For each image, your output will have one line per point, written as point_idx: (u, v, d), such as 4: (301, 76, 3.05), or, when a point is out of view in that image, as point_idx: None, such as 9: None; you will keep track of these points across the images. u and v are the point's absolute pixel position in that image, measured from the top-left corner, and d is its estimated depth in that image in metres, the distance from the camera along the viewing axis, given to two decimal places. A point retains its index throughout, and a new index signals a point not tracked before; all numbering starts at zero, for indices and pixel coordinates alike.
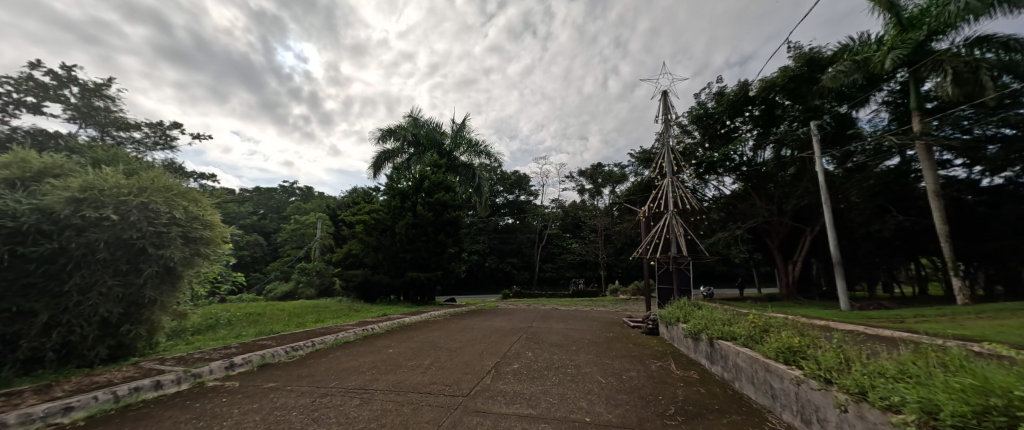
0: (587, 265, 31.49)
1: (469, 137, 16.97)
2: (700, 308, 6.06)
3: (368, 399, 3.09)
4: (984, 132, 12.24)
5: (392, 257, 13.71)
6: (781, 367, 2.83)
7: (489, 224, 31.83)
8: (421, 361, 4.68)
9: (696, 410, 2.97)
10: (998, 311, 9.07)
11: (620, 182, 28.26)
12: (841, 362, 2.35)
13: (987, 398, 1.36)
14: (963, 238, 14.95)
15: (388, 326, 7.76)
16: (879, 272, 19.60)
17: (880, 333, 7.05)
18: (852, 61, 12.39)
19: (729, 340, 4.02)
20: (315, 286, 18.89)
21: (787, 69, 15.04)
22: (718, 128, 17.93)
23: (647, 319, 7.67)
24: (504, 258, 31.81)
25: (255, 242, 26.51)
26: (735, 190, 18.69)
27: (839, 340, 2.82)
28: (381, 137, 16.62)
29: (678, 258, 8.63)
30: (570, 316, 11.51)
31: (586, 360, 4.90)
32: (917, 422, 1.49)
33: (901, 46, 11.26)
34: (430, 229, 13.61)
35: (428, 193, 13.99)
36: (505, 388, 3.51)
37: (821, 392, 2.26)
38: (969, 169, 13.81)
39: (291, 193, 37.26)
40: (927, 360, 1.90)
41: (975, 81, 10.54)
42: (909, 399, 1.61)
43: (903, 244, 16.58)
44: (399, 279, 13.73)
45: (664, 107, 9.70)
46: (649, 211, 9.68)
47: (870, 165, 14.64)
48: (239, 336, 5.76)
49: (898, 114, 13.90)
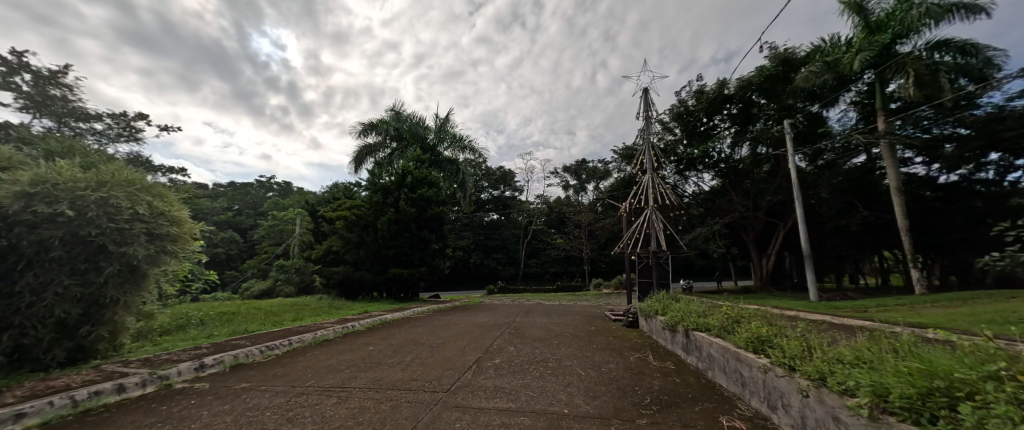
0: (571, 260, 31.81)
1: (453, 132, 16.76)
2: (678, 300, 6.23)
3: (345, 397, 3.05)
4: (942, 132, 13.00)
5: (374, 253, 13.50)
6: (750, 355, 2.94)
7: (475, 219, 31.71)
8: (402, 357, 4.63)
9: (671, 399, 3.05)
10: (955, 300, 9.60)
11: (603, 179, 28.65)
12: (804, 349, 2.47)
13: (931, 380, 1.45)
14: (922, 231, 15.90)
15: (369, 323, 7.63)
16: (846, 265, 20.64)
17: (843, 322, 7.42)
18: (822, 62, 12.95)
19: (703, 331, 4.15)
20: (295, 283, 18.38)
21: (764, 68, 15.57)
22: (698, 125, 18.28)
23: (628, 312, 7.83)
24: (488, 254, 31.91)
25: (230, 239, 25.51)
26: (713, 186, 19.18)
27: (802, 329, 2.95)
28: (363, 131, 16.31)
29: (658, 253, 8.78)
30: (554, 311, 11.59)
31: (566, 353, 4.96)
32: (869, 406, 1.60)
33: (868, 48, 11.80)
34: (414, 225, 13.45)
35: (412, 188, 13.79)
36: (486, 382, 3.52)
37: (785, 379, 2.37)
38: (928, 167, 14.65)
39: (268, 188, 35.91)
40: (881, 346, 2.00)
41: (934, 83, 11.19)
42: (863, 383, 1.70)
43: (868, 237, 17.51)
44: (381, 276, 13.51)
45: (646, 105, 9.83)
46: (630, 207, 9.83)
47: (839, 162, 15.34)
48: (212, 336, 5.58)
49: (865, 113, 14.53)
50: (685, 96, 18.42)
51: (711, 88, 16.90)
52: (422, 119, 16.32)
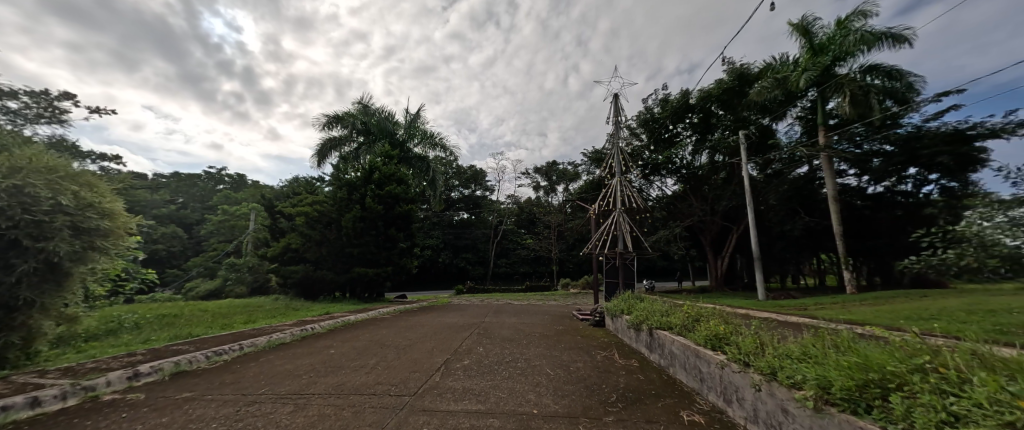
0: (540, 261, 32.20)
1: (423, 128, 16.37)
2: (642, 300, 6.47)
3: (303, 404, 2.87)
4: (871, 147, 14.50)
5: (337, 251, 12.93)
6: (708, 352, 3.11)
7: (444, 218, 31.22)
8: (365, 360, 4.44)
9: (636, 396, 3.16)
10: (879, 299, 10.75)
11: (573, 181, 29.26)
12: (757, 345, 2.63)
13: (866, 373, 1.60)
14: (853, 237, 17.65)
15: (331, 325, 7.27)
16: (789, 266, 22.48)
17: (787, 319, 8.07)
18: (773, 79, 14.01)
19: (665, 330, 4.33)
20: (248, 283, 17.16)
21: (722, 81, 16.60)
22: (662, 132, 19.13)
23: (594, 311, 8.03)
24: (457, 254, 31.56)
25: (172, 234, 23.32)
26: (676, 190, 20.15)
27: (755, 326, 3.16)
28: (327, 123, 15.54)
29: (624, 253, 9.09)
30: (522, 310, 11.68)
31: (536, 353, 5.00)
32: (813, 397, 1.74)
33: (812, 68, 12.92)
34: (381, 223, 13.00)
35: (380, 185, 13.32)
36: (455, 384, 3.46)
37: (740, 374, 2.52)
38: (859, 179, 16.27)
39: (219, 180, 33.25)
40: (824, 342, 2.17)
41: (866, 103, 12.45)
42: (809, 377, 1.84)
43: (808, 242, 19.17)
44: (344, 275, 12.95)
45: (615, 110, 10.13)
46: (598, 209, 10.09)
47: (786, 172, 16.67)
48: (149, 341, 5.06)
49: (809, 127, 15.88)
50: (651, 103, 19.21)
51: (675, 97, 17.76)
52: (391, 114, 15.80)
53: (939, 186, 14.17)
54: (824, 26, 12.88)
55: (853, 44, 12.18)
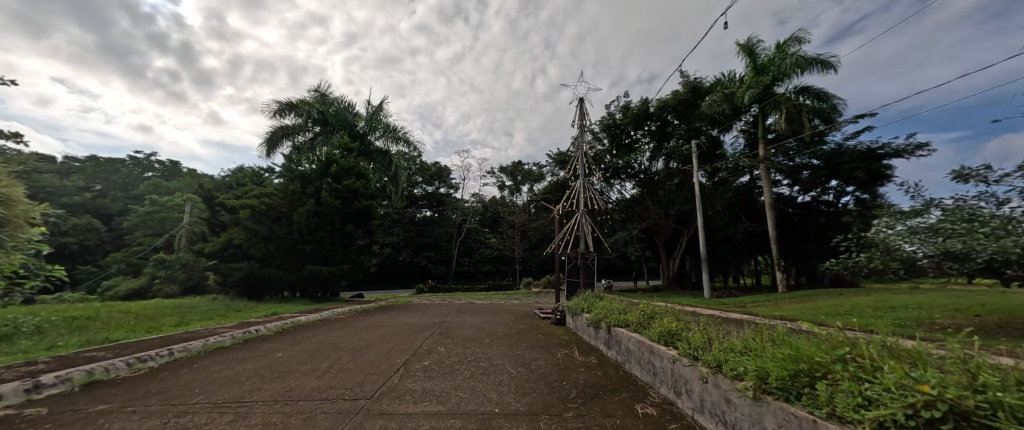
0: (504, 260, 32.31)
1: (386, 122, 15.75)
2: (602, 298, 6.70)
3: (245, 412, 2.65)
4: (801, 161, 16.17)
5: (287, 248, 12.05)
6: (662, 348, 3.28)
7: (406, 215, 30.28)
8: (317, 363, 4.18)
9: (595, 392, 3.26)
10: (806, 297, 11.99)
11: (537, 181, 29.67)
12: (704, 341, 2.83)
13: (798, 363, 1.77)
14: (785, 241, 19.58)
15: (278, 326, 6.77)
16: (731, 267, 24.46)
17: (730, 315, 8.77)
18: (722, 94, 15.16)
19: (623, 327, 4.52)
20: (181, 282, 15.51)
21: (678, 93, 17.67)
22: (623, 138, 19.98)
23: (556, 310, 8.22)
24: (418, 252, 30.75)
25: (86, 226, 20.43)
26: (634, 194, 21.12)
27: (703, 323, 3.40)
28: (279, 110, 14.47)
29: (586, 254, 9.38)
30: (484, 309, 11.66)
31: (497, 352, 5.01)
32: (753, 387, 1.89)
33: (755, 86, 14.14)
34: (338, 218, 12.36)
35: (337, 178, 12.66)
36: (414, 386, 3.37)
37: (689, 368, 2.69)
38: (791, 189, 18.09)
39: (147, 167, 29.64)
40: (763, 336, 2.38)
41: (799, 121, 13.87)
42: (749, 368, 2.01)
43: (748, 245, 20.98)
44: (295, 273, 12.13)
45: (580, 114, 10.41)
46: (562, 209, 10.32)
47: (731, 180, 18.11)
48: (55, 348, 4.40)
49: (751, 140, 17.37)
50: (613, 110, 19.99)
51: (636, 105, 18.64)
52: (352, 105, 15.04)
53: (854, 197, 16.15)
54: (766, 48, 14.14)
55: (790, 67, 13.51)
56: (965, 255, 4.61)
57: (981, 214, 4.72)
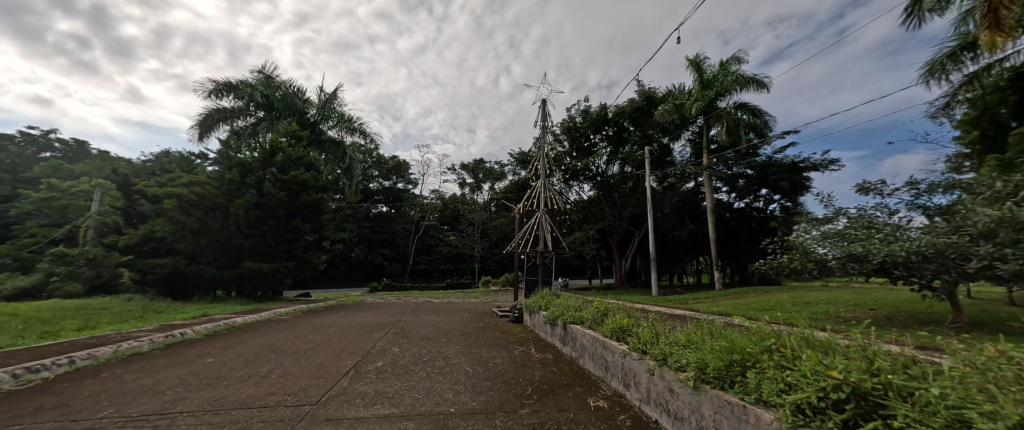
0: (462, 258, 31.96)
1: (341, 111, 14.87)
2: (558, 296, 6.86)
3: (167, 425, 2.37)
4: (738, 170, 17.77)
5: (221, 243, 10.93)
6: (614, 343, 3.43)
7: (360, 210, 28.82)
8: (255, 369, 3.85)
9: (550, 388, 3.33)
10: (738, 294, 13.21)
11: (499, 180, 29.70)
12: (652, 335, 3.01)
13: (732, 354, 1.94)
14: (723, 243, 21.42)
15: (209, 329, 6.11)
16: (676, 267, 26.28)
17: (674, 312, 9.43)
18: (673, 104, 16.22)
19: (577, 323, 4.67)
20: (86, 280, 13.45)
21: (634, 101, 18.62)
22: (583, 141, 20.66)
23: (514, 308, 8.30)
24: (373, 249, 29.45)
25: None
26: (591, 196, 21.90)
27: (651, 319, 3.60)
28: (216, 90, 13.11)
29: (544, 253, 9.58)
30: (441, 308, 11.48)
31: (454, 351, 4.95)
32: (694, 377, 2.06)
33: (701, 99, 15.31)
34: (283, 212, 11.47)
35: (282, 168, 11.76)
36: (365, 388, 3.23)
37: (638, 361, 2.85)
38: (729, 195, 19.81)
39: (42, 147, 25.24)
40: (703, 330, 2.58)
41: (737, 133, 15.23)
42: (691, 360, 2.17)
43: (691, 246, 22.68)
44: (231, 271, 11.06)
45: (543, 115, 10.58)
46: (523, 209, 10.44)
47: (678, 185, 19.42)
48: None
49: (696, 149, 18.77)
50: (574, 113, 20.59)
51: (595, 110, 19.36)
52: (302, 90, 14.01)
53: (779, 205, 18.08)
54: (711, 65, 15.34)
55: (730, 84, 14.78)
56: (864, 256, 5.36)
57: (877, 224, 5.71)
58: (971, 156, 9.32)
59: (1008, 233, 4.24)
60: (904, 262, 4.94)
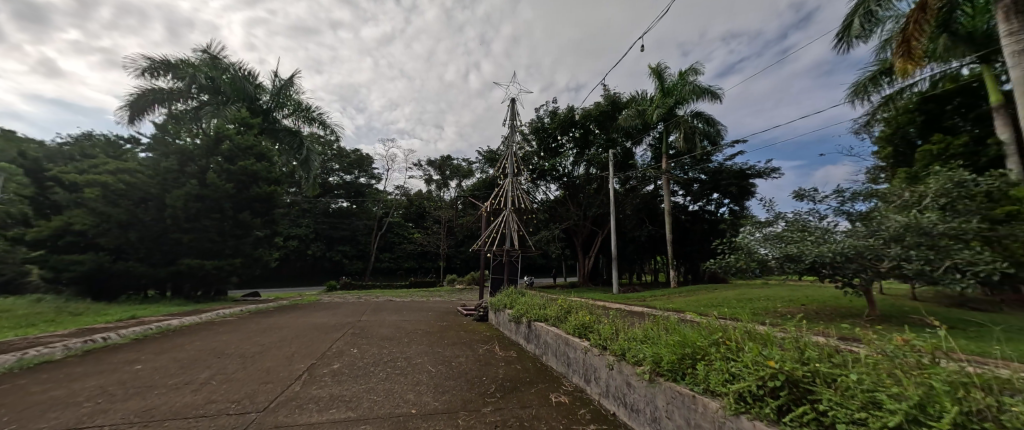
0: (427, 256, 31.31)
1: (298, 99, 13.98)
2: (523, 295, 6.93)
3: None
4: (693, 175, 18.88)
5: (155, 238, 9.88)
6: (576, 339, 3.52)
7: (317, 205, 27.28)
8: (193, 375, 3.52)
9: (513, 385, 3.36)
10: (690, 292, 14.09)
11: (466, 177, 29.39)
12: (612, 331, 3.12)
13: (684, 347, 2.06)
14: (678, 243, 22.71)
15: (139, 333, 5.51)
16: (636, 266, 27.51)
17: (632, 309, 9.86)
18: (636, 110, 16.91)
19: (541, 321, 4.75)
20: None
21: (600, 104, 19.20)
22: (550, 141, 20.99)
23: (479, 307, 8.26)
24: (331, 246, 28.02)
25: None
26: (557, 196, 22.30)
27: (611, 315, 3.73)
28: (151, 69, 11.81)
29: (510, 251, 9.61)
30: (404, 307, 11.18)
31: (417, 350, 4.84)
32: (649, 370, 2.16)
33: (661, 106, 16.11)
34: (229, 205, 10.59)
35: (230, 158, 10.86)
36: (320, 392, 3.07)
37: (598, 356, 2.95)
38: (685, 198, 21.02)
39: None
40: (659, 326, 2.72)
41: (693, 140, 16.19)
42: (647, 355, 2.28)
43: (650, 246, 23.84)
44: (167, 269, 10.05)
45: (512, 114, 10.60)
46: (490, 207, 10.40)
47: (639, 188, 20.29)
48: None
49: (657, 154, 19.71)
50: (542, 113, 20.85)
51: (563, 111, 19.74)
52: (253, 74, 12.97)
53: (728, 208, 19.48)
54: (672, 74, 16.17)
55: (688, 93, 15.66)
56: (798, 257, 5.92)
57: (809, 227, 6.32)
58: (885, 169, 10.59)
59: (914, 238, 5.06)
60: (831, 262, 5.52)
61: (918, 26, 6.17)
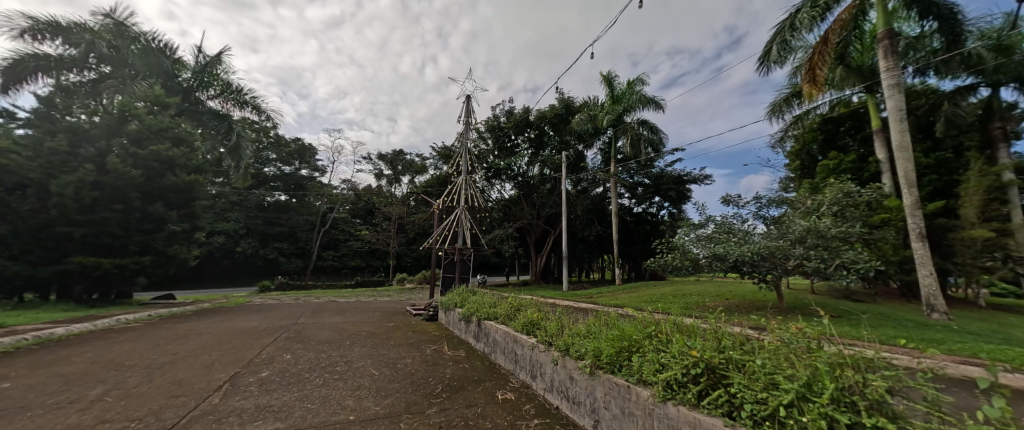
0: (376, 254, 29.87)
1: (227, 79, 12.54)
2: (474, 294, 6.89)
3: None
4: (638, 179, 20.08)
5: (35, 231, 8.29)
6: (524, 337, 3.57)
7: (250, 198, 24.73)
8: (82, 392, 3.01)
9: (460, 384, 3.33)
10: (633, 288, 15.04)
11: (419, 173, 28.52)
12: (558, 328, 3.21)
13: (622, 341, 2.18)
14: (624, 243, 24.09)
15: (7, 345, 4.57)
16: (585, 264, 28.71)
17: (580, 305, 10.27)
18: (588, 114, 17.58)
19: (491, 320, 4.75)
20: None
21: (555, 107, 19.70)
22: (506, 141, 21.09)
23: (428, 306, 8.04)
24: (265, 243, 25.57)
25: None
26: (511, 195, 22.32)
27: (558, 312, 3.84)
28: (33, 29, 9.88)
29: (461, 250, 9.33)
30: (348, 308, 10.56)
31: (359, 353, 4.59)
32: (590, 365, 2.26)
33: (611, 112, 16.93)
34: (137, 195, 9.21)
35: (140, 140, 9.46)
36: (244, 403, 2.79)
37: (544, 352, 3.02)
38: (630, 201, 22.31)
39: None
40: (601, 321, 2.86)
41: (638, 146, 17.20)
42: (588, 349, 2.38)
43: (598, 245, 25.01)
44: (51, 268, 8.49)
45: (467, 111, 10.46)
46: (442, 205, 10.14)
47: (589, 189, 21.11)
48: None
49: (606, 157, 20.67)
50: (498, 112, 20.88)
51: (518, 111, 19.96)
52: (170, 47, 11.41)
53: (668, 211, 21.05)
54: (621, 82, 17.05)
55: (635, 101, 16.63)
56: (724, 256, 6.57)
57: (734, 229, 7.05)
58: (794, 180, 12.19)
59: (813, 239, 5.91)
60: (750, 260, 6.21)
61: (821, 56, 7.18)
